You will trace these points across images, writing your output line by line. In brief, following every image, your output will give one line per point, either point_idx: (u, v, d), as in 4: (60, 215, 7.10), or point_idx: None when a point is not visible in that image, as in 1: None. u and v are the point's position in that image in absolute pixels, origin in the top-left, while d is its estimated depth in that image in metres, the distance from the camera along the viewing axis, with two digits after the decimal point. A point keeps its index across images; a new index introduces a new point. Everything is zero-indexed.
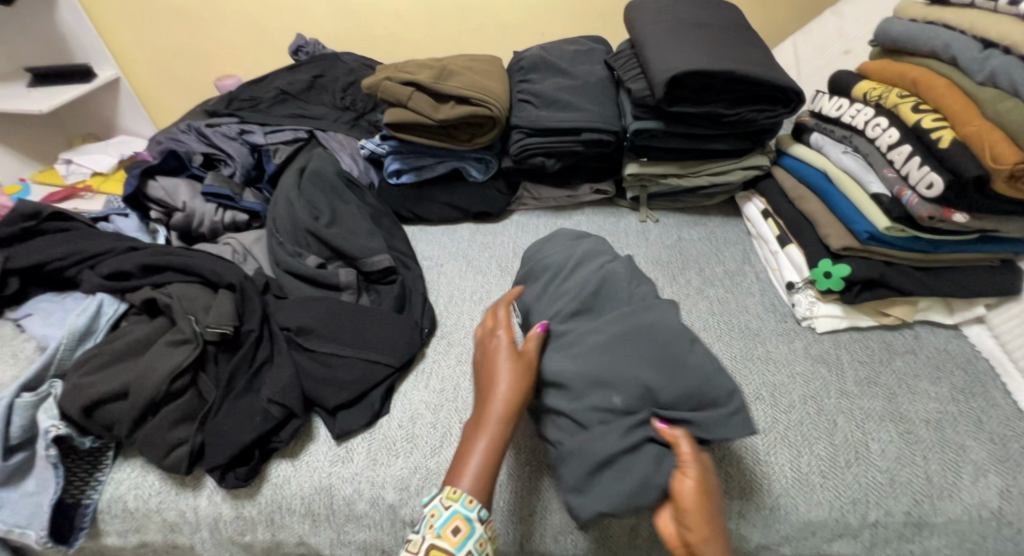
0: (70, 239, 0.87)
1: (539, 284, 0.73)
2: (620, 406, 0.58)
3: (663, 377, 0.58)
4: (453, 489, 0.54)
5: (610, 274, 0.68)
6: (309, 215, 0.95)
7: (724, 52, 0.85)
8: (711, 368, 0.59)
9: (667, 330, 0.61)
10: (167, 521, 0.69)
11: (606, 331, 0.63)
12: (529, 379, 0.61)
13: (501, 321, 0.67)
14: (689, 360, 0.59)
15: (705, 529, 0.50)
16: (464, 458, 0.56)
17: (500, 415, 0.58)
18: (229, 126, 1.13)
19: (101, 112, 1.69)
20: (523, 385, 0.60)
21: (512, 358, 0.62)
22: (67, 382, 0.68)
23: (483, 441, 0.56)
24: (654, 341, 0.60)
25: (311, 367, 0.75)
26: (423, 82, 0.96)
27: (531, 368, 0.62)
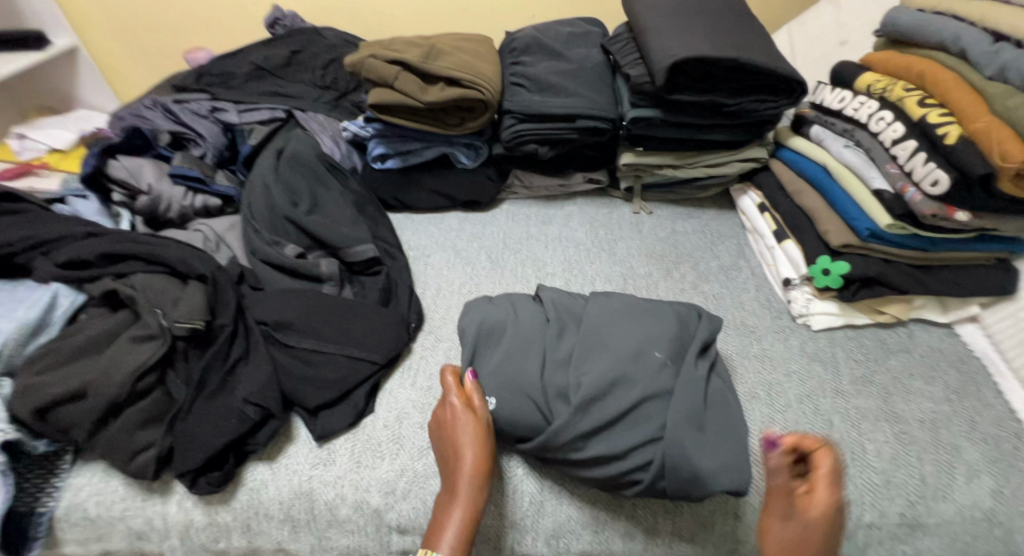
0: (20, 223, 0.80)
1: (497, 346, 0.67)
2: (664, 364, 0.64)
3: (663, 337, 0.66)
4: (426, 551, 0.55)
5: (548, 297, 0.73)
6: (287, 201, 0.89)
7: (727, 39, 0.82)
8: (674, 319, 0.70)
9: (624, 305, 0.71)
10: (133, 528, 0.65)
11: (591, 329, 0.67)
12: (490, 439, 0.60)
13: (448, 387, 0.63)
14: (654, 310, 0.71)
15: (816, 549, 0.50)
16: (439, 530, 0.56)
17: (468, 483, 0.57)
18: (200, 103, 1.06)
19: (57, 83, 1.57)
20: (486, 448, 0.59)
21: (469, 424, 0.60)
22: (17, 381, 0.61)
23: (456, 513, 0.56)
24: (620, 311, 0.70)
25: (290, 365, 0.71)
26: (412, 61, 0.91)
27: (489, 428, 0.60)
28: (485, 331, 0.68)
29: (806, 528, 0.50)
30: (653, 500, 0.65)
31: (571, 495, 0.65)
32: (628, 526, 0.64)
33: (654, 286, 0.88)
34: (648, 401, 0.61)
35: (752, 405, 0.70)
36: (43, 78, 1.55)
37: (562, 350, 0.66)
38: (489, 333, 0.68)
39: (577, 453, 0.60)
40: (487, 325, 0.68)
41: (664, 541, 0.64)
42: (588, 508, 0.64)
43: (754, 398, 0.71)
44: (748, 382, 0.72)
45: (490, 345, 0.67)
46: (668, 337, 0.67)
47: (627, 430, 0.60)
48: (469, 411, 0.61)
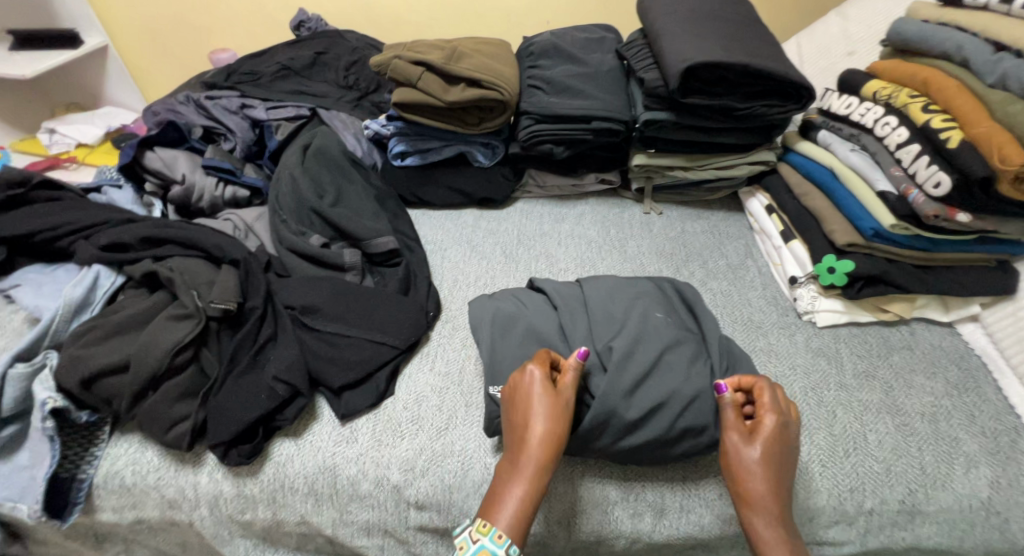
0: (62, 209, 0.84)
1: (516, 331, 0.71)
2: (666, 322, 0.72)
3: (654, 305, 0.74)
4: (483, 523, 0.54)
5: (547, 284, 0.78)
6: (313, 193, 0.93)
7: (738, 46, 0.85)
8: (656, 285, 0.79)
9: (613, 280, 0.78)
10: (166, 497, 0.68)
11: (597, 304, 0.73)
12: (563, 418, 0.58)
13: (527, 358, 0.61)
14: (636, 281, 0.79)
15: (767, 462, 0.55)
16: (500, 503, 0.55)
17: (536, 459, 0.56)
18: (229, 99, 1.11)
19: (86, 81, 1.63)
20: (557, 428, 0.57)
21: (543, 399, 0.58)
22: (63, 353, 0.65)
23: (519, 487, 0.55)
24: (616, 287, 0.76)
25: (316, 346, 0.74)
26: (435, 62, 0.95)
27: (564, 410, 0.59)
28: (500, 319, 0.72)
29: (761, 451, 0.56)
30: (661, 482, 0.68)
31: (582, 476, 0.68)
32: (637, 507, 0.67)
33: None
34: (669, 352, 0.67)
35: None
36: (72, 75, 1.61)
37: (579, 327, 0.71)
38: (501, 322, 0.72)
39: (625, 414, 0.62)
40: (502, 316, 0.73)
41: (672, 522, 0.67)
42: (597, 488, 0.67)
43: None
44: None
45: (509, 330, 0.71)
46: (658, 300, 0.75)
47: (659, 380, 0.65)
48: (547, 389, 0.59)
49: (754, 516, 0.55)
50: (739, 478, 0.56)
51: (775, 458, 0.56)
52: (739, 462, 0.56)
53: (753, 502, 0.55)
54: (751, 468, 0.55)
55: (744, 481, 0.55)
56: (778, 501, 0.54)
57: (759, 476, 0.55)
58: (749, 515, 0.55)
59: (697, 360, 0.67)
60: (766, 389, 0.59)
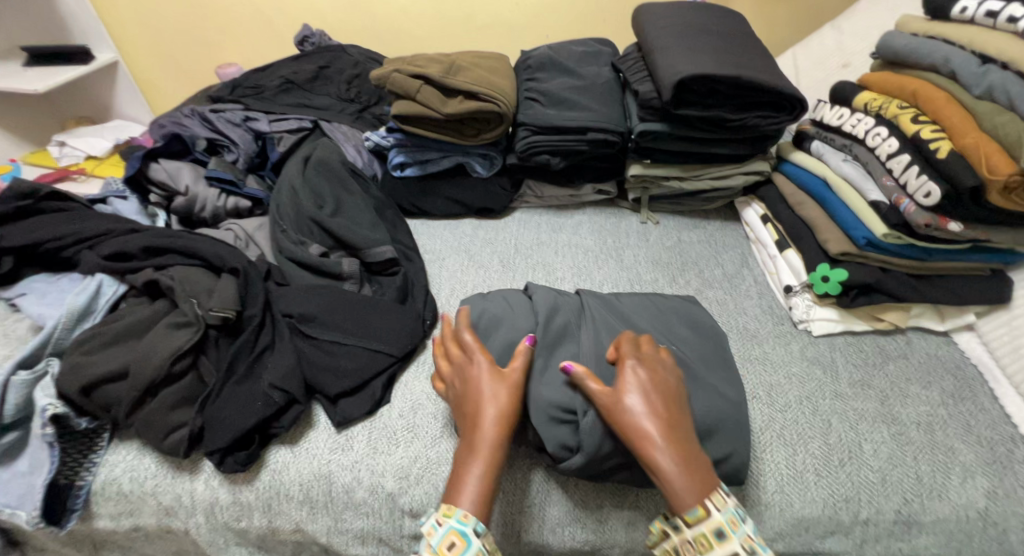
0: (67, 219, 0.85)
1: (496, 334, 0.71)
2: (667, 351, 0.71)
3: (651, 335, 0.73)
4: (449, 506, 0.54)
5: (540, 292, 0.77)
6: (313, 204, 0.95)
7: (730, 59, 0.87)
8: (665, 307, 0.79)
9: (621, 305, 0.78)
10: (163, 504, 0.69)
11: (591, 323, 0.73)
12: (512, 399, 0.60)
13: (467, 348, 0.65)
14: (642, 306, 0.78)
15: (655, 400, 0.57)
16: (461, 487, 0.55)
17: (490, 440, 0.57)
18: (233, 112, 1.13)
19: (96, 95, 1.67)
20: (508, 407, 0.59)
21: (491, 384, 0.60)
22: (65, 360, 0.67)
23: (478, 469, 0.55)
24: (622, 315, 0.76)
25: (313, 354, 0.75)
26: (433, 76, 0.97)
27: (514, 392, 0.61)
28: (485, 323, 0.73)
29: (645, 393, 0.57)
30: (656, 493, 0.68)
31: (576, 486, 0.68)
32: (632, 516, 0.67)
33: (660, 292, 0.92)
34: None
35: (753, 404, 0.72)
36: (82, 90, 1.64)
37: (562, 341, 0.71)
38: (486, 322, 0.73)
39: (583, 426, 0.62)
40: (492, 318, 0.73)
41: None
42: (591, 498, 0.67)
43: (755, 397, 0.73)
44: (748, 383, 0.75)
45: (488, 332, 0.72)
46: (662, 330, 0.74)
47: None
48: (493, 374, 0.61)
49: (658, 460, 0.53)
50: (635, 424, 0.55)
51: (658, 401, 0.57)
52: (630, 413, 0.56)
53: (654, 447, 0.54)
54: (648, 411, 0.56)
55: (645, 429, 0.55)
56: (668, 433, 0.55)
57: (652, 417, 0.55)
58: (658, 463, 0.53)
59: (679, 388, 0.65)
60: (625, 345, 0.63)
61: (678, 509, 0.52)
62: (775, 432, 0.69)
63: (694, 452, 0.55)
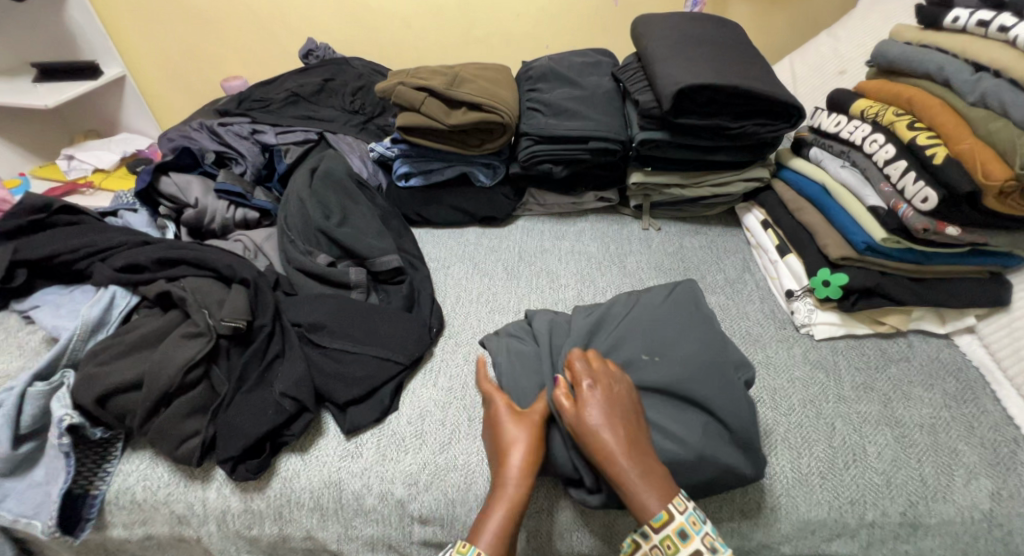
0: (80, 232, 0.87)
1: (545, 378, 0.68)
2: (708, 360, 0.68)
3: (655, 339, 0.71)
4: (465, 543, 0.56)
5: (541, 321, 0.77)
6: (320, 214, 0.96)
7: (729, 68, 0.88)
8: (685, 305, 0.76)
9: (644, 311, 0.75)
10: (175, 513, 0.70)
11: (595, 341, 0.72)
12: (532, 442, 0.61)
13: (490, 392, 0.67)
14: (663, 308, 0.75)
15: (615, 411, 0.59)
16: (481, 530, 0.56)
17: (509, 482, 0.58)
18: (241, 125, 1.15)
19: (103, 109, 1.69)
20: (527, 451, 0.60)
21: (513, 428, 0.62)
22: (80, 372, 0.68)
23: (496, 511, 0.57)
24: (650, 322, 0.73)
25: (322, 362, 0.76)
26: (436, 88, 0.99)
27: (532, 436, 0.61)
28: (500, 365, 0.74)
29: (602, 412, 0.58)
30: None
31: None
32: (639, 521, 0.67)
33: None
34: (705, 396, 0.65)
35: (757, 408, 0.73)
36: (90, 104, 1.67)
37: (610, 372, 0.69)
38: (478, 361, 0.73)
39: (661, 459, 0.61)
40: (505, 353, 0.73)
41: None
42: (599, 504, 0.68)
43: (759, 401, 0.74)
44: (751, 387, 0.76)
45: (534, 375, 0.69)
46: (694, 330, 0.72)
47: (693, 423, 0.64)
48: (515, 418, 0.63)
49: (621, 468, 0.56)
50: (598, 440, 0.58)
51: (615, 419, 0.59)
52: (593, 431, 0.57)
53: (615, 461, 0.56)
54: (609, 420, 0.58)
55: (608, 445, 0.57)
56: (628, 440, 0.57)
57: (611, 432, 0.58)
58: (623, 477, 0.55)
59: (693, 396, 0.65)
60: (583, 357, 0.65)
61: (644, 516, 0.54)
62: (779, 436, 0.70)
63: (652, 462, 0.57)
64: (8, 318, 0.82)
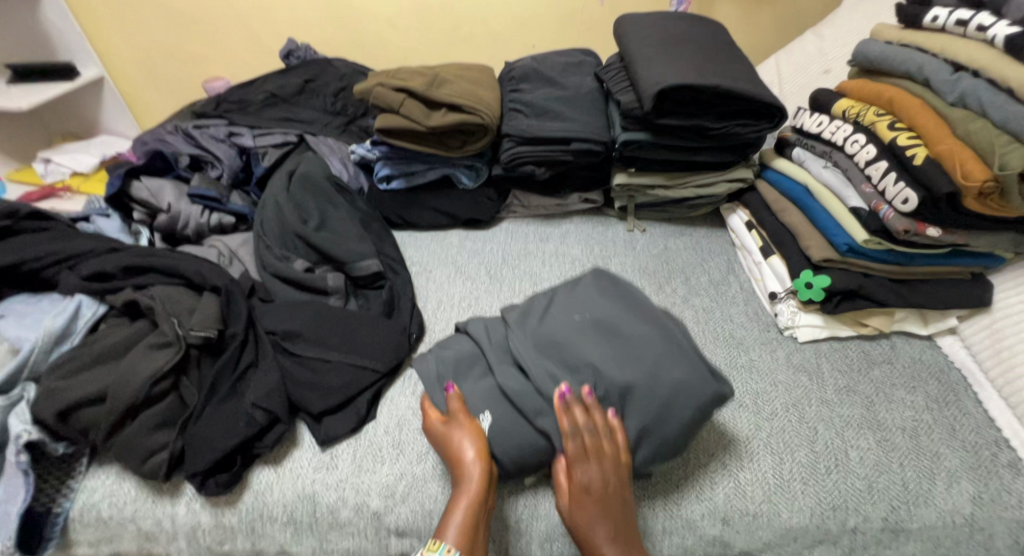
0: (47, 239, 0.85)
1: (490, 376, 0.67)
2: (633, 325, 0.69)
3: (582, 308, 0.72)
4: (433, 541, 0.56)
5: (474, 325, 0.75)
6: (297, 219, 0.94)
7: (711, 68, 0.87)
8: (599, 283, 0.76)
9: (566, 295, 0.75)
10: (143, 529, 0.68)
11: (531, 327, 0.71)
12: (468, 431, 0.61)
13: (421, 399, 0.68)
14: (579, 288, 0.76)
15: (603, 512, 0.57)
16: (446, 527, 0.57)
17: (460, 478, 0.59)
18: (218, 128, 1.13)
19: (82, 111, 1.66)
20: (468, 440, 0.61)
21: (445, 429, 0.63)
22: (41, 385, 0.66)
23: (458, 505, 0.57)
24: (572, 301, 0.74)
25: (297, 372, 0.74)
26: (415, 89, 0.97)
27: (465, 424, 0.62)
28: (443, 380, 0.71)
29: (595, 515, 0.57)
30: None
31: None
32: None
33: None
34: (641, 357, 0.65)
35: (739, 413, 0.72)
36: (68, 106, 1.64)
37: (550, 350, 0.68)
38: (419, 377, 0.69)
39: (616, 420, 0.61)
40: (445, 364, 0.69)
41: None
42: None
43: (742, 406, 0.73)
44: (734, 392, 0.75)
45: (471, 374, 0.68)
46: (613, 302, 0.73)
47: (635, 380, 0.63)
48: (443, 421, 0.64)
49: None
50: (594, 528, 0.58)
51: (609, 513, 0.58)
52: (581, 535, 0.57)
53: None
54: (601, 521, 0.57)
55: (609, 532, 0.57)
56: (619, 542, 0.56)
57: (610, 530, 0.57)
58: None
59: (632, 353, 0.66)
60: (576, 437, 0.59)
61: None
62: (761, 441, 0.69)
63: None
64: None
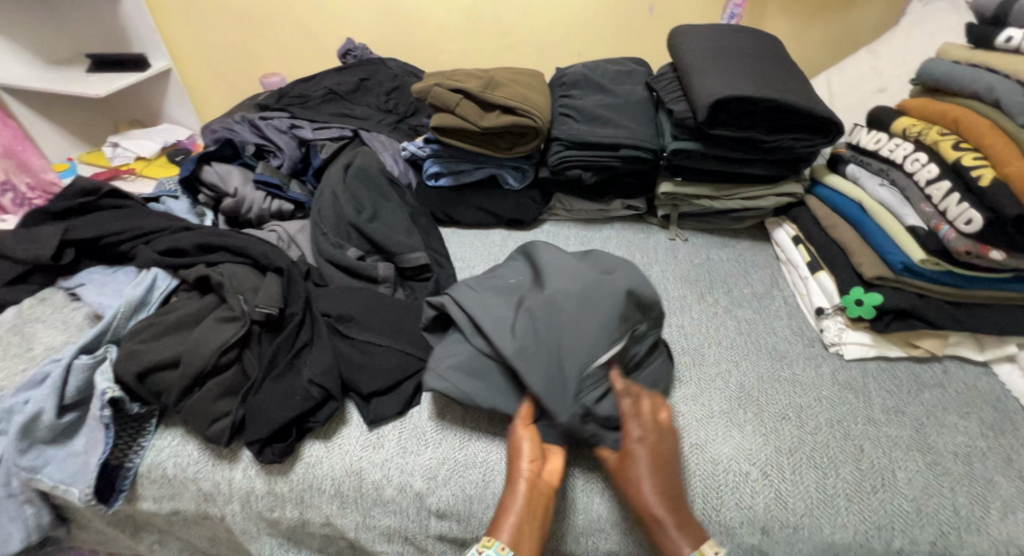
0: (127, 216, 0.91)
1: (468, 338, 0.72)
2: (561, 263, 0.77)
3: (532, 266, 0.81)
4: (489, 538, 0.59)
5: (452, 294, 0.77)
6: (353, 210, 0.99)
7: (767, 82, 0.88)
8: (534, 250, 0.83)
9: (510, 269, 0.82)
10: (202, 490, 0.72)
11: (476, 287, 0.77)
12: (531, 436, 0.66)
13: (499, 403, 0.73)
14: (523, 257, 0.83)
15: (651, 454, 0.63)
16: (501, 519, 0.61)
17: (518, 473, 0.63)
18: (281, 120, 1.18)
19: (147, 100, 1.76)
20: (528, 444, 0.65)
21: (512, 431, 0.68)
22: (122, 347, 0.71)
23: (512, 504, 0.61)
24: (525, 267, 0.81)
25: (350, 353, 0.77)
26: (472, 91, 1.00)
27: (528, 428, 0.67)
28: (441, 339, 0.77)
29: (647, 463, 0.62)
30: None
31: (601, 495, 0.68)
32: None
33: (688, 307, 0.92)
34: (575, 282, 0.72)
35: (783, 425, 0.72)
36: (135, 95, 1.74)
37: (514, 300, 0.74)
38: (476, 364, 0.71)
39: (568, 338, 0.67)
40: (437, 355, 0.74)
41: None
42: (616, 510, 0.67)
43: (785, 419, 0.73)
44: (777, 404, 0.75)
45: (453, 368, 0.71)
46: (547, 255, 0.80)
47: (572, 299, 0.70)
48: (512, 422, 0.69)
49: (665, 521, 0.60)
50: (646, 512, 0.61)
51: (647, 501, 0.61)
52: (637, 486, 0.61)
53: (656, 511, 0.60)
54: (650, 468, 0.62)
55: (654, 517, 0.60)
56: (666, 488, 0.61)
57: (662, 509, 0.60)
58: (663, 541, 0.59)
59: (571, 277, 0.73)
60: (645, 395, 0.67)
61: None
62: (803, 454, 0.69)
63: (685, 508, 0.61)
64: (55, 294, 0.86)
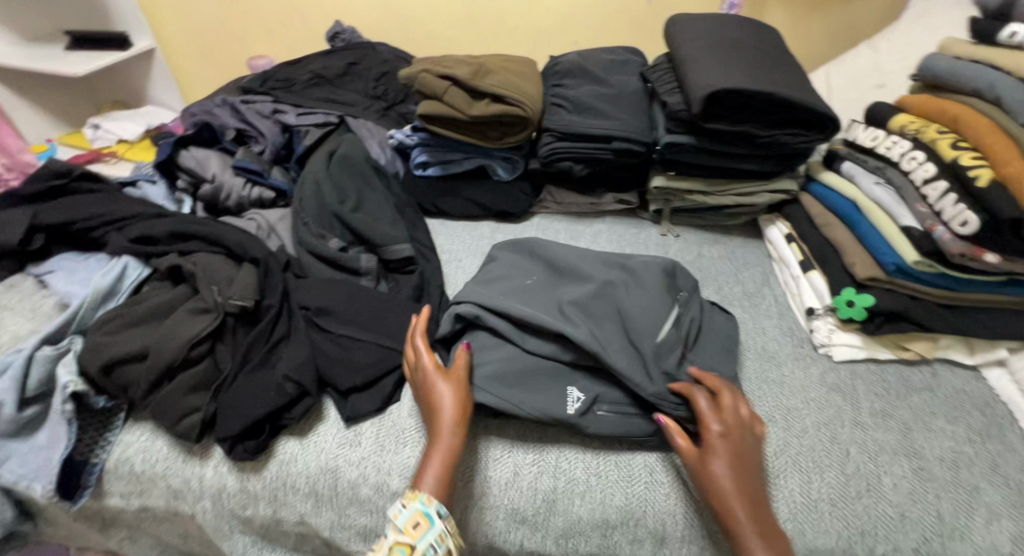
0: (98, 200, 0.88)
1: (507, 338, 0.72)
2: (580, 259, 0.81)
3: (540, 264, 0.82)
4: (412, 490, 0.59)
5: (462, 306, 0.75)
6: (336, 198, 0.95)
7: (765, 75, 0.85)
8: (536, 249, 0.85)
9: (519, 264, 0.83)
10: (171, 487, 0.69)
11: (494, 286, 0.77)
12: (465, 394, 0.65)
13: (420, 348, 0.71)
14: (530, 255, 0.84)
15: (733, 455, 0.59)
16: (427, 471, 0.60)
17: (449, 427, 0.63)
18: (264, 104, 1.14)
19: (130, 81, 1.71)
20: (462, 400, 0.65)
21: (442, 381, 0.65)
22: (89, 339, 0.68)
23: (438, 459, 0.61)
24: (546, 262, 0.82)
25: (328, 348, 0.75)
26: (461, 78, 0.97)
27: (465, 384, 0.66)
28: (455, 335, 0.76)
29: (728, 463, 0.58)
30: (663, 510, 0.65)
31: (582, 496, 0.66)
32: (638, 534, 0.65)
33: None
34: (604, 275, 0.77)
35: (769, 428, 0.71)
36: (117, 76, 1.69)
37: (556, 294, 0.76)
38: (516, 366, 0.70)
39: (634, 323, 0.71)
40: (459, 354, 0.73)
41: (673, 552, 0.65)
42: (598, 512, 0.65)
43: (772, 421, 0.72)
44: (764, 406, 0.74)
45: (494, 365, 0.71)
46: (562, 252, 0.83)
47: (609, 289, 0.75)
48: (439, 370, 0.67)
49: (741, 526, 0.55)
50: (724, 513, 0.56)
51: (725, 498, 0.56)
52: (716, 480, 0.57)
53: (731, 507, 0.56)
54: (729, 464, 0.58)
55: (729, 513, 0.56)
56: (743, 487, 0.57)
57: (739, 508, 0.55)
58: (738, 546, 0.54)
59: (601, 270, 0.78)
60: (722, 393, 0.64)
61: None
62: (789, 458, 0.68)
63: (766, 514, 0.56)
64: (22, 281, 0.83)
